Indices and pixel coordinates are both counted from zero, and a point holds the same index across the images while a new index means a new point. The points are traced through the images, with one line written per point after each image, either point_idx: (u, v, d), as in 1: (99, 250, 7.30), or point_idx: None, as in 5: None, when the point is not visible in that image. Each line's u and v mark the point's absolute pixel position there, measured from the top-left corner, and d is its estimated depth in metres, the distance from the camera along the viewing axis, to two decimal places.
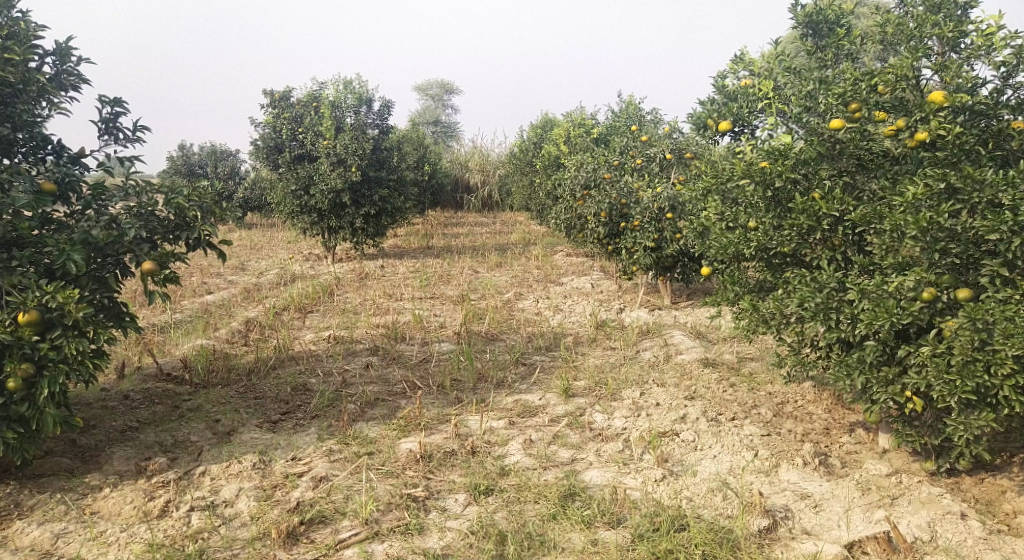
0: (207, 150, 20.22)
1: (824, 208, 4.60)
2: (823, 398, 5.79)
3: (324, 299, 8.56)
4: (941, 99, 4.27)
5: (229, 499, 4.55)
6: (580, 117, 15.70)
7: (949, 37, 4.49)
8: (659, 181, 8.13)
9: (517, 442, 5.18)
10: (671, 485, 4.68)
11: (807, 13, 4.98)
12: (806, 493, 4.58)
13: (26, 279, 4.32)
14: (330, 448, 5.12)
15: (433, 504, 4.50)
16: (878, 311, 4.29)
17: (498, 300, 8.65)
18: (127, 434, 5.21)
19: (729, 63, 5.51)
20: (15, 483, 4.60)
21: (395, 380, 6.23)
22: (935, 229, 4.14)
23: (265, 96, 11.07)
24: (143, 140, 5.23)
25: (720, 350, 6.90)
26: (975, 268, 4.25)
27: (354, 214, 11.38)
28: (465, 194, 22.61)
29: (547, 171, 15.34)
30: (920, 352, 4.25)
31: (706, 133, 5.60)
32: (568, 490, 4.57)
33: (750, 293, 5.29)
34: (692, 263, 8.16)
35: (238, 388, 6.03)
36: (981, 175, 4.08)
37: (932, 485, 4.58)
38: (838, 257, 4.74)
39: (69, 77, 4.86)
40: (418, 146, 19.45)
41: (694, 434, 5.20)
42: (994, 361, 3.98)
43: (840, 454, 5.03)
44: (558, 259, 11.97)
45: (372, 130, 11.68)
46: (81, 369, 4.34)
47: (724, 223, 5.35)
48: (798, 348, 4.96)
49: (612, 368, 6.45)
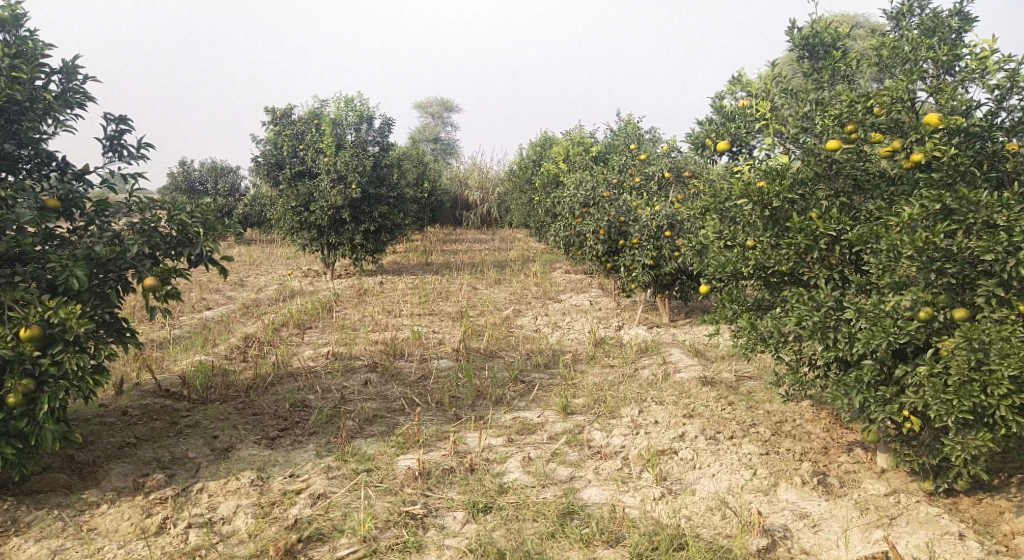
0: (208, 166, 20.31)
1: (821, 227, 4.64)
2: (821, 417, 5.78)
3: (322, 316, 8.56)
4: (936, 120, 4.33)
5: (227, 517, 4.54)
6: (579, 136, 15.83)
7: (943, 60, 4.59)
8: (657, 199, 8.13)
9: (515, 460, 5.18)
10: (670, 504, 4.68)
11: (803, 36, 5.06)
12: (805, 512, 4.58)
13: (28, 295, 4.33)
14: (328, 464, 5.11)
15: (431, 522, 4.49)
16: (875, 330, 4.30)
17: (497, 317, 8.67)
18: (125, 450, 5.21)
19: (727, 84, 5.54)
20: (13, 499, 4.60)
21: (393, 397, 6.23)
22: (930, 249, 4.17)
23: (267, 114, 11.12)
24: (147, 157, 5.26)
25: (718, 368, 6.90)
26: (971, 288, 4.28)
27: (353, 230, 11.43)
28: (463, 211, 22.72)
29: (545, 189, 15.37)
30: (917, 372, 4.27)
31: (704, 152, 5.64)
32: (567, 509, 4.57)
33: (748, 311, 5.31)
34: (690, 281, 8.17)
35: (235, 404, 6.03)
36: (976, 196, 4.12)
37: (931, 505, 4.59)
38: (835, 276, 4.76)
39: (75, 94, 4.88)
40: (418, 163, 19.52)
41: (693, 453, 5.21)
42: (990, 381, 4.01)
43: (838, 473, 5.02)
44: (557, 276, 12.00)
45: (373, 147, 11.75)
46: (82, 386, 4.35)
47: (722, 241, 5.38)
48: (796, 367, 4.96)
49: (611, 386, 6.45)
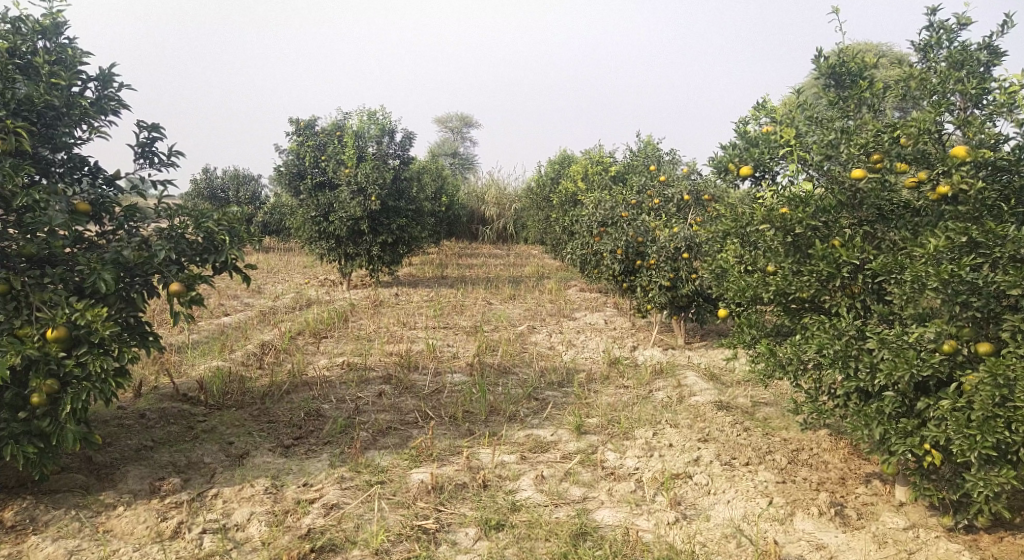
0: (229, 174, 20.51)
1: (845, 256, 4.62)
2: (839, 447, 5.73)
3: (338, 325, 8.60)
4: (963, 153, 4.32)
5: (241, 523, 4.56)
6: (598, 155, 15.86)
7: (972, 93, 4.57)
8: (676, 221, 8.13)
9: (529, 478, 5.17)
10: (684, 529, 4.65)
11: (830, 65, 5.04)
12: (821, 543, 4.55)
13: (56, 296, 4.39)
14: (342, 475, 5.12)
15: (444, 537, 4.48)
16: (897, 361, 4.28)
17: (512, 333, 8.68)
18: (142, 452, 5.24)
19: (751, 109, 5.52)
20: (31, 498, 4.63)
21: (408, 410, 6.24)
22: (955, 282, 4.13)
23: (290, 124, 11.20)
24: (178, 164, 5.32)
25: (734, 393, 6.86)
26: (996, 322, 4.27)
27: (371, 242, 11.51)
28: (480, 226, 22.80)
29: (562, 207, 15.37)
30: (939, 406, 4.24)
31: (727, 177, 5.51)
32: (580, 530, 4.55)
33: (767, 337, 5.27)
34: (708, 304, 8.13)
35: (251, 411, 6.06)
36: (1003, 230, 4.10)
37: (950, 541, 4.54)
38: (857, 305, 4.73)
39: (110, 101, 4.95)
40: (436, 177, 19.60)
41: (708, 478, 5.19)
42: (1015, 418, 3.98)
43: (855, 505, 4.97)
44: (571, 294, 12.00)
45: (393, 160, 11.77)
46: (104, 387, 4.36)
47: (743, 266, 5.39)
48: (815, 396, 4.92)
49: (625, 407, 6.43)
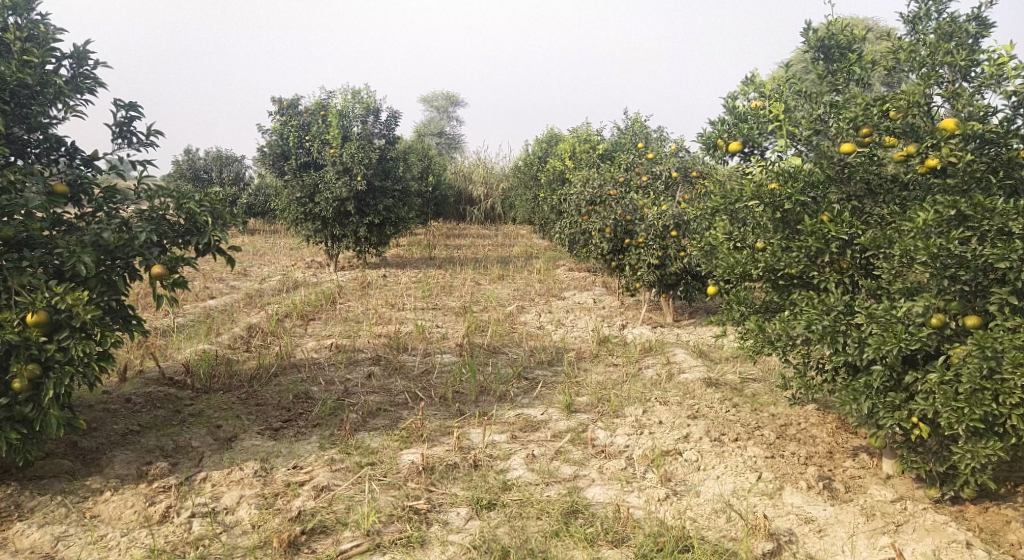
0: (212, 155, 20.32)
1: (833, 231, 4.60)
2: (827, 421, 5.76)
3: (326, 307, 8.54)
4: (952, 126, 4.29)
5: (230, 506, 4.53)
6: (586, 134, 15.79)
7: (961, 65, 4.53)
8: (664, 199, 8.12)
9: (519, 457, 5.16)
10: (675, 505, 4.66)
11: (819, 38, 4.98)
12: (810, 517, 4.57)
13: (35, 280, 4.32)
14: (332, 457, 5.09)
15: (435, 517, 4.47)
16: (886, 336, 4.28)
17: (500, 313, 8.64)
18: (128, 437, 5.19)
19: (739, 84, 5.48)
20: (16, 484, 4.58)
21: (397, 391, 6.21)
22: (945, 255, 4.13)
23: (272, 103, 11.05)
24: (156, 144, 5.24)
25: (723, 369, 6.88)
26: (983, 295, 4.27)
27: (358, 223, 11.43)
28: (467, 206, 22.69)
29: (550, 186, 15.33)
30: (928, 379, 4.25)
31: (715, 153, 5.48)
32: (571, 507, 4.56)
33: (755, 313, 5.24)
34: (696, 281, 8.13)
35: (239, 394, 6.02)
36: (992, 204, 4.09)
37: (937, 513, 4.57)
38: (846, 280, 4.73)
39: (85, 79, 4.86)
40: (423, 157, 19.48)
41: (698, 454, 5.20)
42: (1002, 390, 3.99)
43: (843, 478, 5.00)
44: (560, 273, 11.97)
45: (379, 140, 11.66)
46: (87, 372, 4.32)
47: (731, 243, 5.34)
48: (803, 371, 4.93)
49: (614, 385, 6.43)
